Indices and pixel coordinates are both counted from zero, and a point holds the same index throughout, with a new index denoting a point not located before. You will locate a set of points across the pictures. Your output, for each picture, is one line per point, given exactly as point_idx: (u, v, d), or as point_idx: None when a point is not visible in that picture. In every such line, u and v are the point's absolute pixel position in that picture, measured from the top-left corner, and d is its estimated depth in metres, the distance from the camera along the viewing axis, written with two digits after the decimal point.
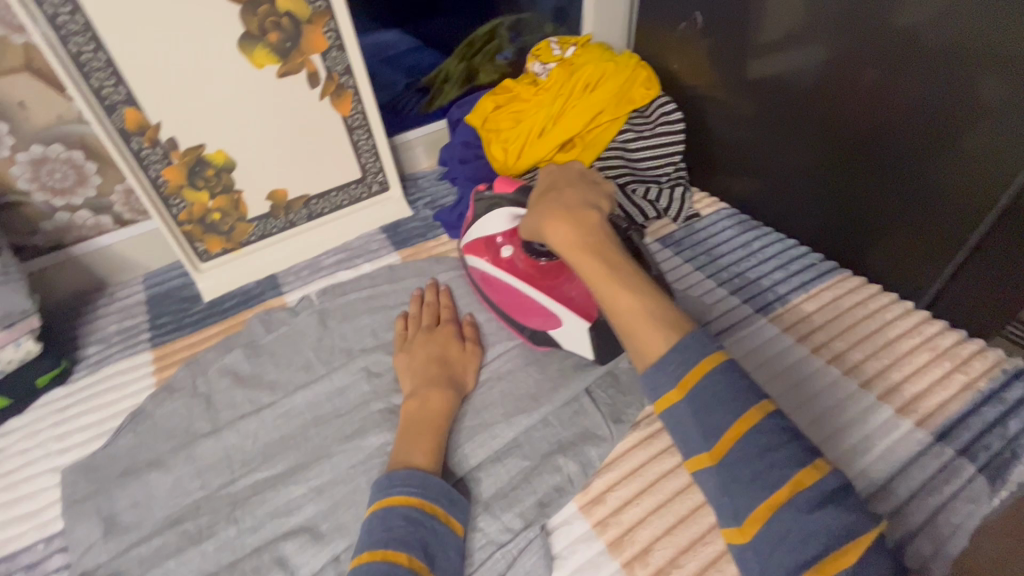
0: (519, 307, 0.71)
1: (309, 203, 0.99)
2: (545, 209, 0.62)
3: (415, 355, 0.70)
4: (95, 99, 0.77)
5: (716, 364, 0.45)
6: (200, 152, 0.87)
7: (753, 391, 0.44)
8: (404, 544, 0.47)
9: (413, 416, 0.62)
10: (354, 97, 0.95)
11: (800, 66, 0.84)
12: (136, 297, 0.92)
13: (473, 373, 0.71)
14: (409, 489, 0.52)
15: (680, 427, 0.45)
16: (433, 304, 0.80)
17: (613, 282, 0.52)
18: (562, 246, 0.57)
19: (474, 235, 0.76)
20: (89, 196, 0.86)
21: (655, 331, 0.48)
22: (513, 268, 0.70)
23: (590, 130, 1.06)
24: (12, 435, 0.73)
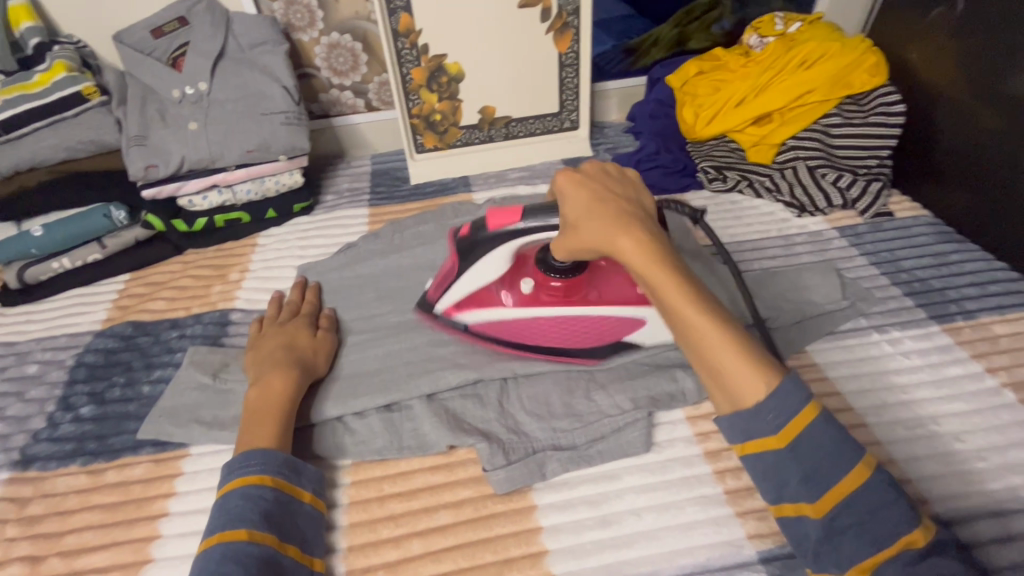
0: (567, 333, 0.69)
1: (510, 125, 1.14)
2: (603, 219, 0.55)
3: (263, 348, 0.69)
4: (385, 1, 0.97)
5: (812, 419, 0.47)
6: (442, 60, 1.05)
7: (855, 447, 0.47)
8: (244, 521, 0.51)
9: (250, 406, 0.61)
10: (573, 37, 1.06)
11: None
12: (364, 169, 1.15)
13: (325, 356, 0.72)
14: (247, 470, 0.55)
15: (777, 478, 0.48)
16: (292, 302, 0.79)
17: (718, 321, 0.51)
18: (639, 263, 0.53)
19: (457, 292, 0.69)
20: (356, 80, 1.10)
21: (764, 375, 0.49)
22: (545, 300, 0.68)
23: (793, 108, 1.04)
24: (271, 238, 0.98)
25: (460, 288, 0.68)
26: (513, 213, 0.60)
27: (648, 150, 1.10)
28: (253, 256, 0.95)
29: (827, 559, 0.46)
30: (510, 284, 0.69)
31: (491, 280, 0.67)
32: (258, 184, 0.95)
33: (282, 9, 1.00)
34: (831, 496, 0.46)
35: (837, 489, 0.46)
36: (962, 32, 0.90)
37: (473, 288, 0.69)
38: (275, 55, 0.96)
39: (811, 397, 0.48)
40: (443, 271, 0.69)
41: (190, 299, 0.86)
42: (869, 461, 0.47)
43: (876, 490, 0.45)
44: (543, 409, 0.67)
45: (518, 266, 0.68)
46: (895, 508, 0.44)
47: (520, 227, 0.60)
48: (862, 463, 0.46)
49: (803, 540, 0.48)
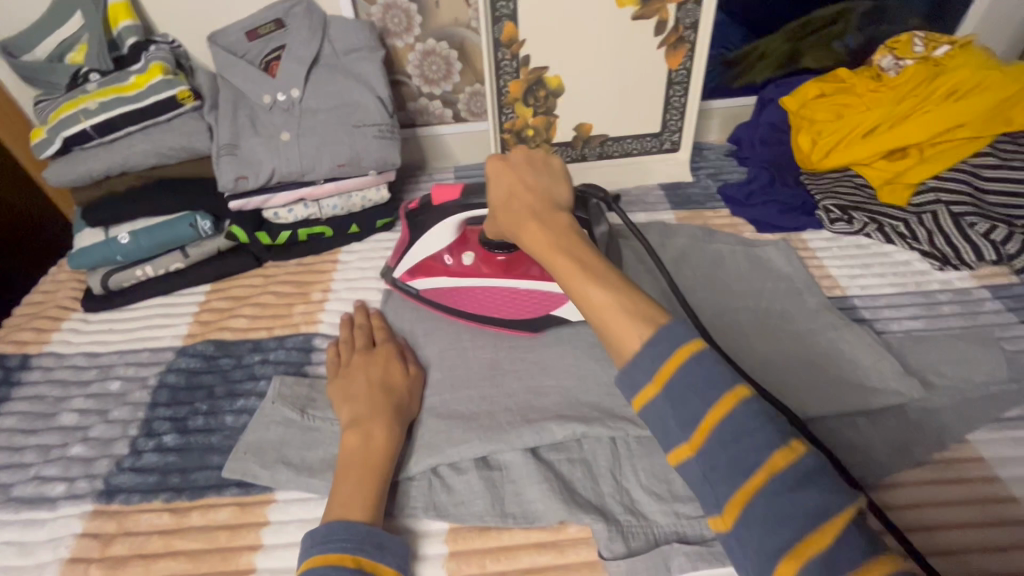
0: (501, 302, 0.75)
1: (605, 144, 1.06)
2: (511, 208, 0.56)
3: (354, 383, 0.64)
4: (490, 9, 0.90)
5: (687, 358, 0.39)
6: (542, 73, 0.97)
7: (728, 374, 0.39)
8: None
9: (348, 455, 0.57)
10: (687, 53, 0.97)
11: None
12: (447, 182, 1.09)
13: (416, 400, 0.67)
14: (325, 548, 0.49)
15: (659, 425, 0.40)
16: (363, 326, 0.74)
17: (586, 278, 0.46)
18: (537, 244, 0.51)
19: (413, 259, 0.77)
20: (447, 89, 1.04)
21: (632, 326, 0.42)
22: (486, 271, 0.75)
23: (935, 143, 0.92)
24: (353, 254, 0.93)
25: (416, 254, 0.76)
26: (456, 188, 0.69)
27: (760, 181, 1.01)
28: (336, 274, 0.90)
29: (709, 502, 0.38)
30: (454, 253, 0.75)
31: (439, 250, 0.75)
32: (345, 199, 0.91)
33: (380, 13, 0.94)
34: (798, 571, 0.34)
35: (707, 423, 0.38)
36: None
37: (424, 255, 0.76)
38: (371, 63, 0.91)
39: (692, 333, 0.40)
40: (400, 242, 0.77)
41: (272, 319, 0.82)
42: (740, 390, 0.38)
43: (740, 417, 0.37)
44: (662, 487, 0.59)
45: (464, 240, 0.75)
46: (759, 437, 0.37)
47: (463, 203, 0.69)
48: (731, 390, 0.38)
49: (698, 491, 0.39)
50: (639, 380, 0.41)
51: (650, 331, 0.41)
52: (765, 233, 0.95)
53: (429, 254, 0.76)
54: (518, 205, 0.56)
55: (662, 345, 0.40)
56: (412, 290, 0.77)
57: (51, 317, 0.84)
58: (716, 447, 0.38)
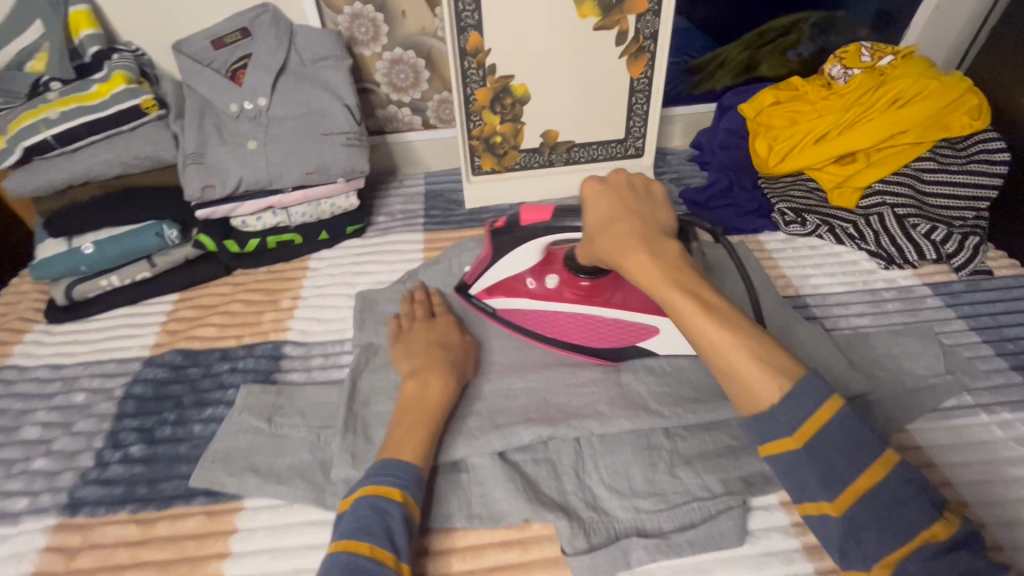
0: (583, 329, 0.73)
1: (571, 150, 1.08)
2: (614, 235, 0.53)
3: (414, 342, 0.71)
4: (455, 20, 0.92)
5: (833, 414, 0.41)
6: (509, 82, 0.99)
7: (874, 437, 0.41)
8: (370, 532, 0.51)
9: (409, 400, 0.64)
10: (648, 62, 1.00)
11: None
12: (417, 189, 1.11)
13: (473, 363, 0.72)
14: (377, 481, 0.55)
15: (795, 478, 0.43)
16: (423, 301, 0.79)
17: (710, 322, 0.45)
18: (648, 281, 0.49)
19: (494, 279, 0.74)
20: (415, 97, 1.05)
21: (767, 376, 0.43)
22: (568, 297, 0.72)
23: (880, 149, 0.97)
24: (322, 261, 0.94)
25: (494, 275, 0.74)
26: (545, 210, 0.64)
27: (720, 185, 1.05)
28: (305, 281, 0.90)
29: (851, 557, 0.41)
30: (537, 275, 0.73)
31: (523, 272, 0.73)
32: (313, 207, 0.91)
33: (347, 22, 0.95)
34: (847, 496, 0.41)
35: (855, 486, 0.41)
36: None
37: (505, 275, 0.74)
38: (337, 71, 0.92)
39: (832, 392, 0.42)
40: (479, 260, 0.75)
41: (240, 327, 0.83)
42: (889, 456, 0.41)
43: (895, 485, 0.40)
44: (623, 483, 0.62)
45: (548, 262, 0.72)
46: (910, 502, 0.40)
47: (554, 224, 0.64)
48: (880, 456, 0.41)
49: (832, 544, 0.42)
50: (776, 430, 0.43)
51: (788, 385, 0.42)
52: (724, 235, 0.99)
53: (511, 275, 0.73)
54: (622, 232, 0.52)
55: (806, 407, 0.42)
56: (490, 310, 0.76)
57: (11, 330, 0.83)
58: (863, 511, 0.40)
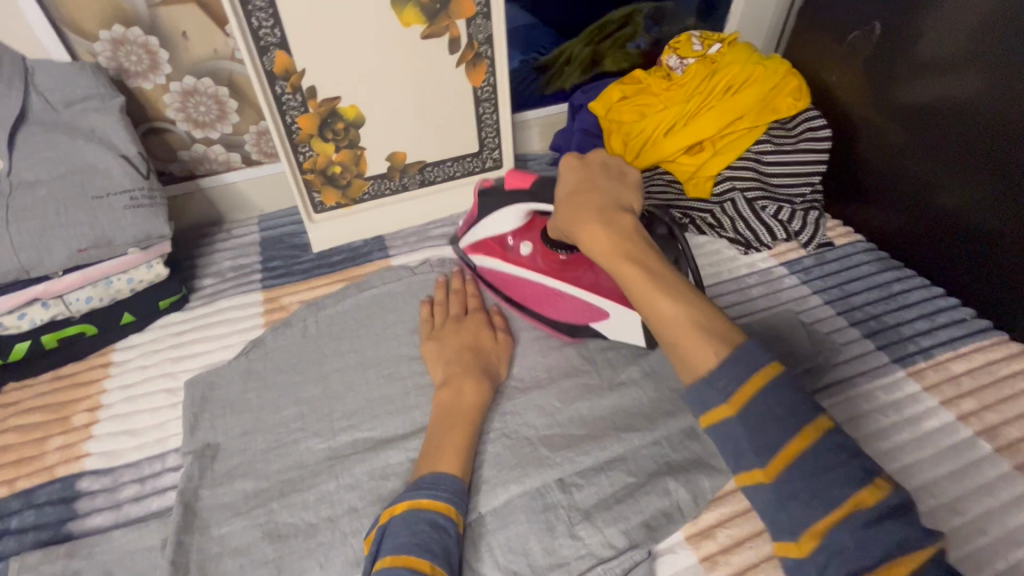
0: (542, 300, 0.74)
1: (424, 170, 0.98)
2: (576, 203, 0.55)
3: (447, 343, 0.71)
4: (252, 39, 0.77)
5: (804, 442, 0.38)
6: (335, 104, 0.86)
7: (858, 469, 0.37)
8: (430, 549, 0.49)
9: (444, 407, 0.63)
10: (488, 69, 0.93)
11: (976, 98, 0.77)
12: (251, 237, 0.94)
13: (505, 362, 0.71)
14: (435, 495, 0.53)
15: (766, 510, 0.40)
16: (460, 292, 0.78)
17: (657, 291, 0.47)
18: (602, 250, 0.52)
19: (480, 235, 0.77)
20: (225, 131, 0.88)
21: (705, 341, 0.43)
22: (536, 265, 0.72)
23: (723, 135, 0.99)
24: (131, 351, 0.76)
25: (480, 231, 0.77)
26: (527, 178, 0.68)
27: None
28: (107, 383, 0.72)
29: None
30: (516, 237, 0.74)
31: (507, 233, 0.75)
32: (101, 287, 0.72)
33: (109, 51, 0.76)
34: (818, 532, 0.37)
35: (827, 523, 0.37)
36: (877, 52, 0.90)
37: (489, 235, 0.76)
38: (106, 114, 0.73)
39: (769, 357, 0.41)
40: (469, 215, 0.78)
41: (16, 467, 0.64)
42: (871, 489, 0.37)
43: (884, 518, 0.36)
44: (521, 562, 0.55)
45: (530, 228, 0.74)
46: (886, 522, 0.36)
47: (531, 192, 0.68)
48: (861, 490, 0.37)
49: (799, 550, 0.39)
50: (744, 451, 0.40)
51: (728, 353, 0.42)
52: None
53: (496, 234, 0.76)
54: (584, 204, 0.55)
55: (787, 430, 0.38)
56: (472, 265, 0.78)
57: None
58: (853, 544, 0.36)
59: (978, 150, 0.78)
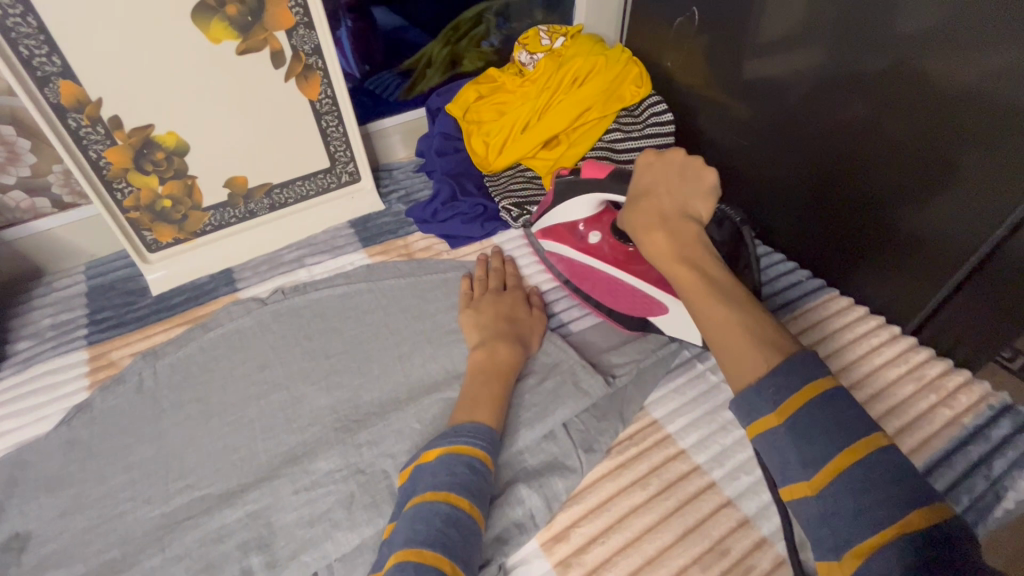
0: (608, 290, 0.75)
1: (272, 192, 0.92)
2: (642, 207, 0.63)
3: (484, 313, 0.73)
4: (25, 69, 0.69)
5: (825, 390, 0.43)
6: (149, 132, 0.79)
7: (864, 421, 0.41)
8: (464, 490, 0.51)
9: (479, 364, 0.66)
10: (323, 80, 0.88)
11: (798, 70, 0.80)
12: (76, 288, 0.85)
13: (540, 335, 0.74)
14: (474, 442, 0.55)
15: (778, 453, 0.43)
16: (500, 270, 0.82)
17: (710, 296, 0.53)
18: (658, 251, 0.59)
19: (551, 221, 0.80)
20: (22, 174, 0.79)
21: (753, 347, 0.47)
22: (604, 253, 0.75)
23: (576, 127, 1.00)
24: None
25: (553, 216, 0.80)
26: (601, 169, 0.73)
27: (443, 196, 0.99)
28: None
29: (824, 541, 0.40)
30: (587, 226, 0.78)
31: (578, 220, 0.78)
32: None
33: None
34: (828, 472, 0.40)
35: (835, 465, 0.40)
36: (710, 35, 0.92)
37: (559, 221, 0.80)
38: None
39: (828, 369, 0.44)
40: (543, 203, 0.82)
41: None
42: (875, 439, 0.40)
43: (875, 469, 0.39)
44: None
45: (599, 219, 0.78)
46: (895, 490, 0.38)
47: (605, 183, 0.72)
48: (867, 436, 0.40)
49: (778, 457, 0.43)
50: (759, 409, 0.44)
51: (773, 360, 0.46)
52: (458, 247, 0.93)
53: (568, 221, 0.79)
54: (648, 209, 0.62)
55: (787, 386, 0.43)
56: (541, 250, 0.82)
57: None
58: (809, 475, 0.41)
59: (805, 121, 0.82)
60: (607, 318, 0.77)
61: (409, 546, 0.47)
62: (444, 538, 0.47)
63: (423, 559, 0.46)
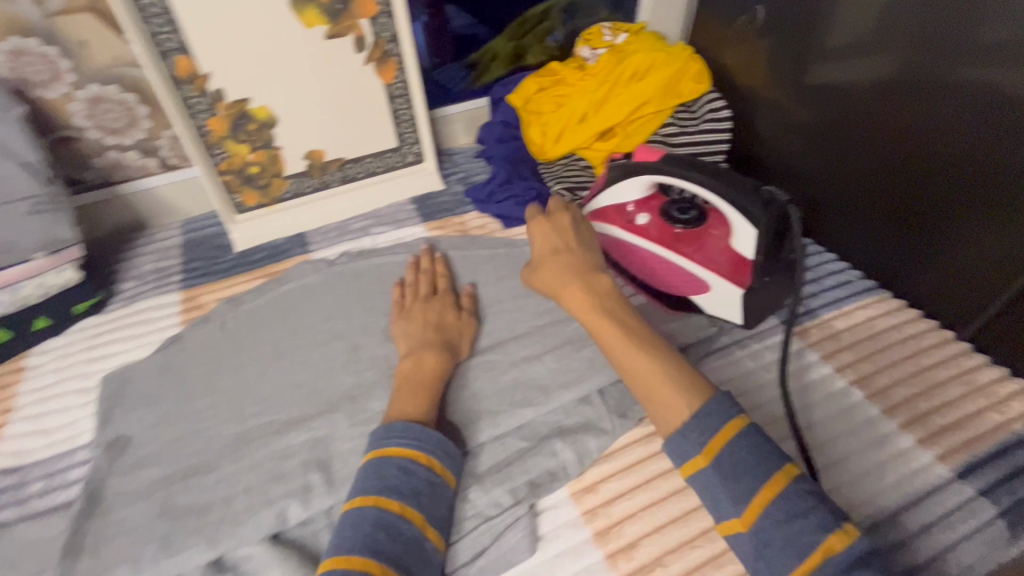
0: (653, 269, 0.80)
1: (344, 166, 1.01)
2: (556, 268, 0.66)
3: (414, 322, 0.74)
4: (151, 44, 0.79)
5: (742, 429, 0.47)
6: (245, 105, 0.89)
7: (777, 451, 0.46)
8: (397, 492, 0.50)
9: (406, 375, 0.66)
10: (398, 66, 0.96)
11: (868, 74, 0.80)
12: (173, 240, 0.96)
13: (468, 339, 0.75)
14: (407, 442, 0.54)
15: (710, 494, 0.46)
16: (428, 271, 0.82)
17: (632, 347, 0.56)
18: (581, 310, 0.62)
19: (602, 202, 0.85)
20: (138, 137, 0.90)
21: (678, 398, 0.51)
22: (651, 234, 0.80)
23: (632, 120, 1.04)
24: (47, 356, 0.77)
25: (604, 198, 0.84)
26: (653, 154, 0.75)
27: (499, 178, 1.04)
28: (19, 387, 0.73)
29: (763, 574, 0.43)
30: (637, 208, 0.83)
31: (627, 202, 0.83)
32: (10, 293, 0.74)
33: (7, 62, 0.77)
34: (755, 507, 0.44)
35: (759, 499, 0.44)
36: (775, 37, 0.93)
37: (609, 203, 0.84)
38: None
39: (739, 410, 0.48)
40: (594, 185, 0.87)
41: None
42: (790, 469, 0.45)
43: (793, 499, 0.43)
44: None
45: (648, 203, 0.83)
46: (811, 514, 0.42)
47: (657, 166, 0.75)
48: (783, 470, 0.45)
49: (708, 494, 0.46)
50: (689, 452, 0.48)
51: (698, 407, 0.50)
52: (512, 227, 0.99)
53: (618, 203, 0.84)
54: (557, 267, 0.66)
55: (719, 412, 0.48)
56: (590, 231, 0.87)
57: None
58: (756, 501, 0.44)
59: (871, 125, 0.81)
60: (648, 295, 0.84)
61: (337, 555, 0.47)
62: (374, 543, 0.47)
63: (349, 565, 0.45)
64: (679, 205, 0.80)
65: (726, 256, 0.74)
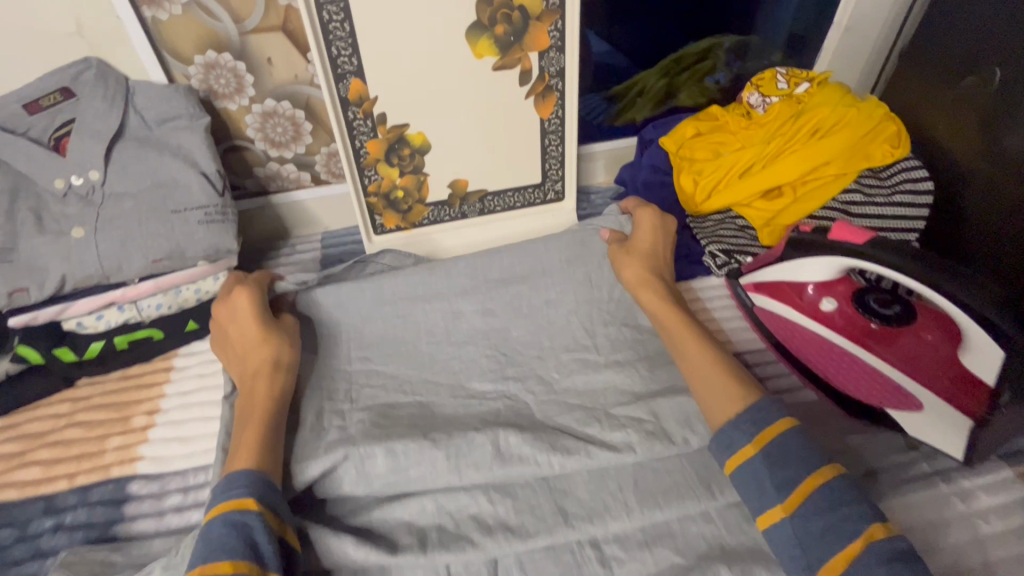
0: (837, 365, 0.70)
1: (484, 199, 0.97)
2: (642, 263, 0.75)
3: (235, 345, 0.67)
4: (331, 66, 0.80)
5: (789, 428, 0.53)
6: (404, 131, 0.87)
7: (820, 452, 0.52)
8: (229, 550, 0.47)
9: (243, 411, 0.61)
10: (558, 101, 0.91)
11: None
12: (312, 254, 0.97)
13: (291, 337, 0.69)
14: (235, 492, 0.51)
15: (755, 483, 0.52)
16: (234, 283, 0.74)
17: (695, 341, 0.65)
18: (656, 309, 0.70)
19: (774, 277, 0.75)
20: (299, 152, 0.92)
21: (729, 391, 0.59)
22: (838, 325, 0.71)
23: (806, 181, 0.92)
24: (193, 358, 0.77)
25: (777, 273, 0.74)
26: (862, 236, 0.63)
27: None
28: (167, 388, 0.74)
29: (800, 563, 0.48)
30: (820, 291, 0.73)
31: (807, 282, 0.73)
32: (171, 295, 0.76)
33: (200, 74, 0.81)
34: (796, 496, 0.50)
35: (802, 487, 0.50)
36: (998, 103, 0.79)
37: (785, 279, 0.74)
38: (191, 133, 0.77)
39: (788, 416, 0.54)
40: (763, 255, 0.76)
41: (75, 461, 0.67)
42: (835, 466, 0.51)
43: (840, 490, 0.49)
44: None
45: (835, 287, 0.73)
46: (853, 507, 0.48)
47: (864, 252, 0.62)
48: (825, 464, 0.51)
49: (755, 488, 0.52)
50: (740, 444, 0.54)
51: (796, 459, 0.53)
52: None
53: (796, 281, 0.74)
54: (641, 261, 0.76)
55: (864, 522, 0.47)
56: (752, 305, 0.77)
57: None
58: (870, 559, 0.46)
59: None
60: (822, 394, 0.71)
61: None
62: None
63: None
64: (875, 295, 0.72)
65: (945, 370, 0.64)
